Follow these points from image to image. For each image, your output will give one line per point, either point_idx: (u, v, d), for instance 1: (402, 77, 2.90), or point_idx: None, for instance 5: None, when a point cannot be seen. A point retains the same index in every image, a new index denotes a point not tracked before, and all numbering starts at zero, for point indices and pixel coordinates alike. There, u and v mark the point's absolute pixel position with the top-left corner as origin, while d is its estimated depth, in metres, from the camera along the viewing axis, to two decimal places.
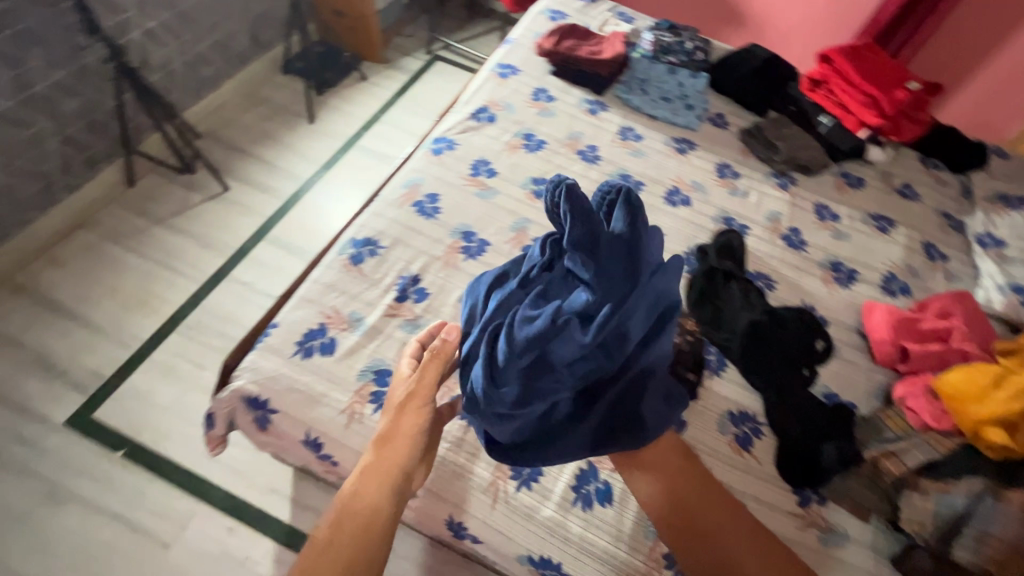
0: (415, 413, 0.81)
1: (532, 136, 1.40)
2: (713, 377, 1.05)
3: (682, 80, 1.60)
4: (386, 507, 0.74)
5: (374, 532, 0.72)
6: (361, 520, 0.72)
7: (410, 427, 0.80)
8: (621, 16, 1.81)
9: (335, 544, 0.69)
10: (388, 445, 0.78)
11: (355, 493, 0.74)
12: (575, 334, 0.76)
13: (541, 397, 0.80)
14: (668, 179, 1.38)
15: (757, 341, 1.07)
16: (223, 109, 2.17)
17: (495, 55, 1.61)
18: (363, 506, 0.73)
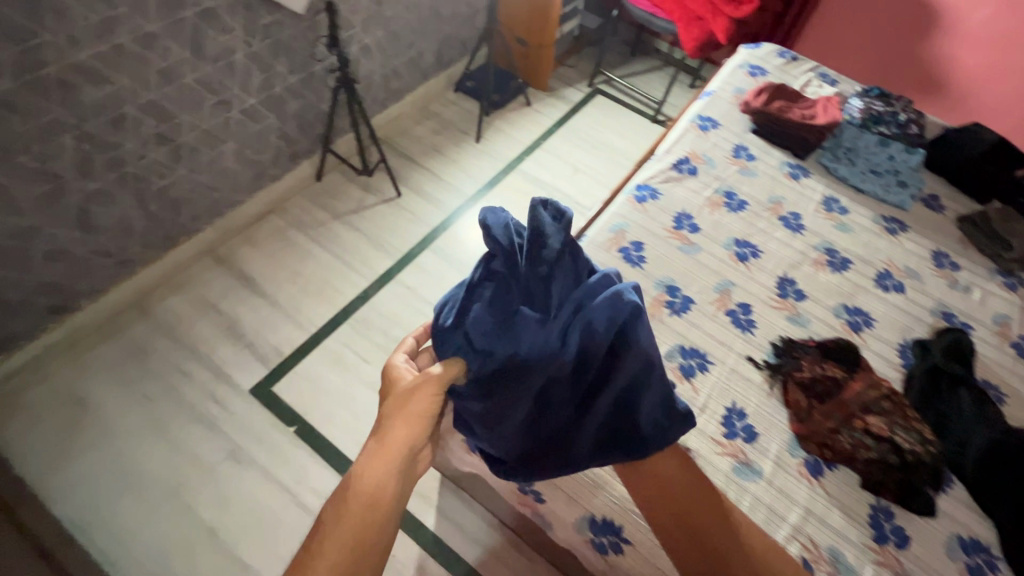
0: (433, 390, 0.68)
1: (732, 194, 1.38)
2: (941, 493, 0.96)
3: (894, 153, 1.51)
4: (389, 499, 0.60)
5: (378, 527, 0.58)
6: (364, 513, 0.58)
7: (422, 405, 0.67)
8: (823, 78, 1.74)
9: (333, 541, 0.55)
10: (400, 429, 0.64)
11: (359, 483, 0.59)
12: (538, 334, 0.72)
13: (514, 400, 0.75)
14: (879, 260, 1.30)
15: (999, 463, 0.96)
16: (401, 119, 2.32)
17: (693, 107, 1.60)
18: (365, 496, 0.59)
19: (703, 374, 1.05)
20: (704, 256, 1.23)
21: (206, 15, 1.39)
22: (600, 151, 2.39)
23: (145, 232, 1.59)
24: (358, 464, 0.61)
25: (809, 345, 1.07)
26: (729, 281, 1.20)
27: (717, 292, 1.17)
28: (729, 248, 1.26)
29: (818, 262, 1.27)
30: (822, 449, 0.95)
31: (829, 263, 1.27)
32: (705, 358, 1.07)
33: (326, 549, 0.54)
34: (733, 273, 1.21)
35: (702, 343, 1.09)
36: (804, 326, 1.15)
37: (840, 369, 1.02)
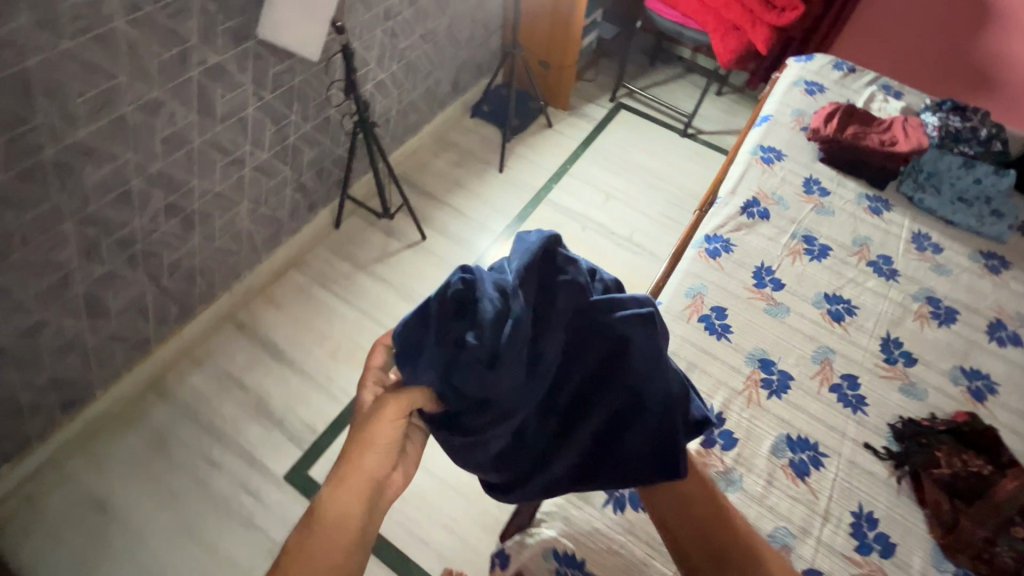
0: (396, 413, 0.59)
1: (812, 238, 1.23)
2: None
3: (981, 176, 1.36)
4: (349, 541, 0.54)
5: (338, 572, 0.52)
6: (322, 558, 0.52)
7: (387, 433, 0.58)
8: (887, 90, 1.59)
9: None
10: (366, 464, 0.57)
11: (319, 528, 0.53)
12: (511, 362, 0.60)
13: (483, 436, 0.64)
14: (985, 308, 1.16)
15: None
16: (418, 153, 2.18)
17: (750, 135, 1.45)
18: (328, 540, 0.53)
19: (818, 471, 0.91)
20: (795, 318, 1.09)
21: (214, 72, 1.24)
22: (631, 173, 2.23)
23: (160, 309, 1.46)
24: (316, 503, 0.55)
25: (939, 429, 0.93)
26: (828, 347, 1.06)
27: (816, 363, 1.03)
28: (820, 306, 1.12)
29: (920, 315, 1.13)
30: (977, 564, 0.81)
31: (933, 316, 1.13)
32: (818, 450, 0.93)
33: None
34: (830, 337, 1.07)
35: (811, 430, 0.95)
36: (921, 399, 1.01)
37: (981, 461, 0.88)
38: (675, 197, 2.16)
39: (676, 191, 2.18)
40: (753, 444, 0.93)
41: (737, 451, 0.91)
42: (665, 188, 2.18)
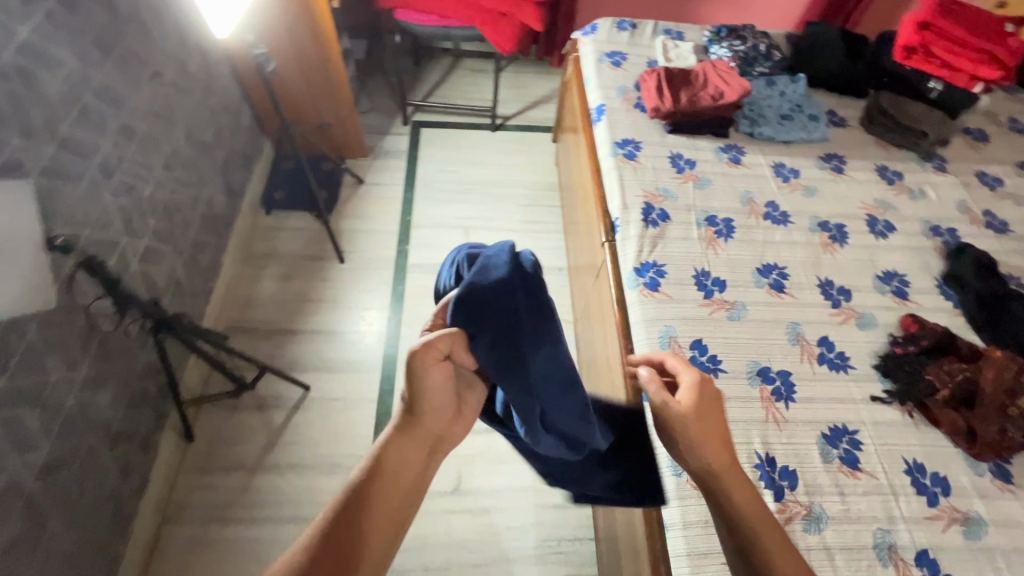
0: (440, 360, 0.61)
1: (713, 217, 1.23)
2: None
3: (784, 88, 1.49)
4: (401, 495, 0.59)
5: (405, 501, 0.59)
6: (378, 502, 0.57)
7: (439, 381, 0.61)
8: (671, 35, 1.63)
9: (356, 529, 0.55)
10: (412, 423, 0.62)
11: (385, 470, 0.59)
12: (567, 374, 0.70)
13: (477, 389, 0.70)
14: (856, 209, 1.29)
15: None
16: (234, 290, 1.72)
17: (597, 135, 1.39)
18: (390, 482, 0.59)
19: (862, 451, 0.94)
20: (754, 310, 1.09)
21: None
22: (472, 192, 2.06)
23: None
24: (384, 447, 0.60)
25: (912, 350, 1.02)
26: (793, 322, 1.08)
27: (795, 345, 1.05)
28: (762, 284, 1.13)
29: (825, 244, 1.22)
30: (999, 453, 0.93)
31: (833, 240, 1.23)
32: (850, 431, 0.96)
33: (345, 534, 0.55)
34: (788, 311, 1.10)
35: (832, 415, 0.98)
36: (877, 325, 1.09)
37: (954, 361, 1.00)
38: (526, 197, 2.06)
39: (522, 190, 2.08)
40: (808, 465, 0.92)
41: (803, 483, 0.89)
42: (512, 193, 2.07)
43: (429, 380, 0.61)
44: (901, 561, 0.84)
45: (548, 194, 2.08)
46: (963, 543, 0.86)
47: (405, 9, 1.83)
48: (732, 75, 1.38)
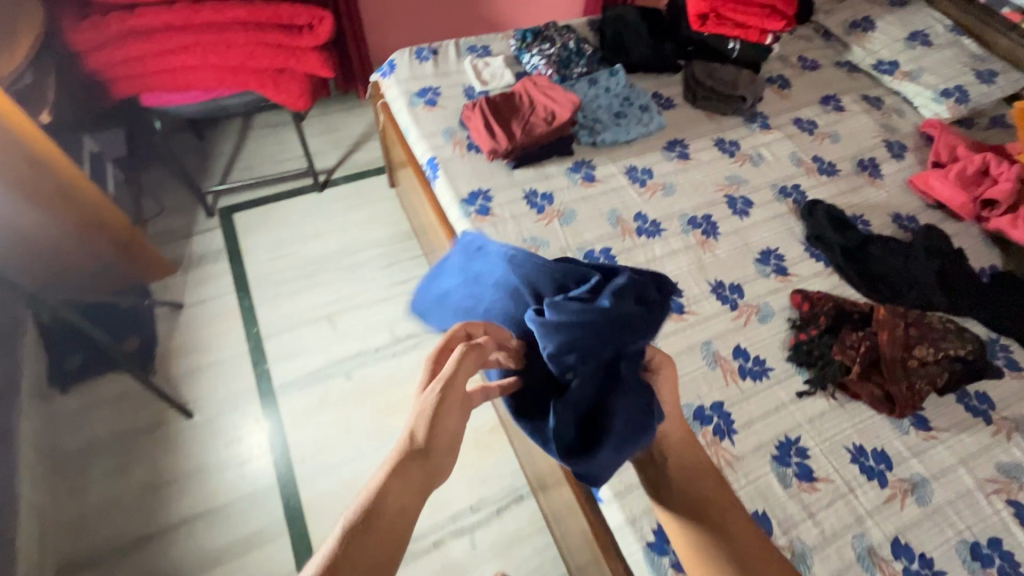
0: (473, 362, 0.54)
1: (592, 252, 1.14)
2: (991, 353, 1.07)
3: (608, 83, 1.42)
4: (413, 523, 0.44)
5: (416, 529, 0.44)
6: (380, 543, 0.41)
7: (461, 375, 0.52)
8: (476, 52, 1.48)
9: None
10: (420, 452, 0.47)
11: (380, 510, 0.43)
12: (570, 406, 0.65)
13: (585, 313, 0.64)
14: (713, 193, 1.28)
15: (944, 281, 1.14)
16: (54, 513, 1.30)
17: (441, 194, 1.21)
18: (390, 522, 0.43)
19: (811, 458, 0.93)
20: (666, 345, 1.02)
21: None
22: (321, 272, 1.78)
23: None
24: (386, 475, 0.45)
25: (815, 333, 1.03)
26: (704, 342, 1.04)
27: (716, 368, 1.01)
28: None
29: (702, 242, 1.19)
30: (917, 405, 0.97)
31: (706, 235, 1.20)
32: (794, 440, 0.94)
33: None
34: (696, 332, 1.05)
35: (774, 430, 0.95)
36: (775, 313, 1.09)
37: (852, 330, 1.03)
38: (383, 256, 1.83)
39: (377, 250, 1.84)
40: (774, 499, 0.88)
41: (777, 523, 0.85)
42: (366, 257, 1.82)
43: (452, 378, 0.51)
44: (882, 562, 0.84)
45: (406, 245, 1.87)
46: (919, 512, 0.89)
47: (151, 91, 1.46)
48: (557, 90, 1.27)
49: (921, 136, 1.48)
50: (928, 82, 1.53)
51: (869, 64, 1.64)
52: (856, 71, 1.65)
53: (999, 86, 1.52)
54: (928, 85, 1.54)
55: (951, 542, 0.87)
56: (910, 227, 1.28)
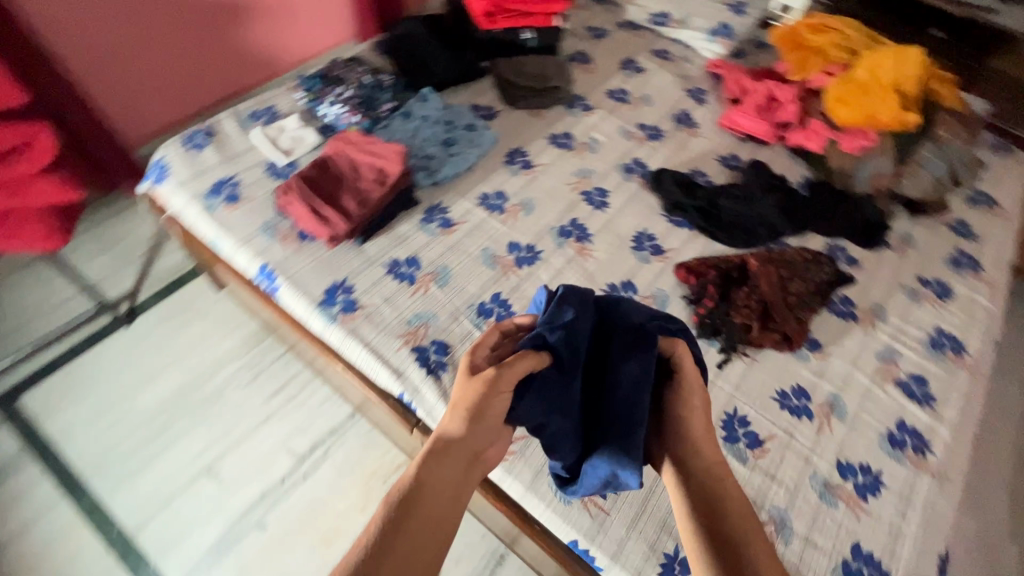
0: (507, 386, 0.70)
1: (483, 305, 1.05)
2: (837, 259, 1.23)
3: (423, 111, 1.30)
4: (443, 523, 0.61)
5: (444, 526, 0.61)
6: (423, 530, 0.59)
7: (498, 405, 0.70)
8: (262, 118, 1.26)
9: (409, 528, 0.58)
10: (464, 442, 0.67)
11: (430, 486, 0.63)
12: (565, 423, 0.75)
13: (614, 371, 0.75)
14: (569, 195, 1.26)
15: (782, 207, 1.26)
16: None
17: (290, 305, 1.02)
18: (439, 493, 0.63)
19: (752, 423, 0.98)
20: None
21: None
22: (172, 422, 1.44)
23: None
24: (435, 457, 0.65)
25: (712, 304, 1.08)
26: None
27: None
28: None
29: (580, 250, 1.16)
30: (806, 332, 1.08)
31: (581, 240, 1.18)
32: (733, 414, 0.98)
33: (403, 528, 0.58)
34: None
35: (714, 413, 0.98)
36: (669, 296, 1.12)
37: (738, 288, 1.10)
38: (243, 371, 1.53)
39: (232, 367, 1.53)
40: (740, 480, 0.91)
41: (752, 502, 0.89)
42: (222, 382, 1.51)
43: (493, 394, 0.69)
44: (838, 489, 0.93)
45: (264, 347, 1.58)
46: (845, 429, 1.00)
47: None
48: (376, 142, 1.13)
49: (711, 77, 1.61)
50: (698, 26, 1.66)
51: (646, 19, 1.73)
52: (637, 29, 1.73)
53: (751, 14, 1.70)
54: (699, 28, 1.66)
55: (874, 442, 0.99)
56: (737, 165, 1.39)
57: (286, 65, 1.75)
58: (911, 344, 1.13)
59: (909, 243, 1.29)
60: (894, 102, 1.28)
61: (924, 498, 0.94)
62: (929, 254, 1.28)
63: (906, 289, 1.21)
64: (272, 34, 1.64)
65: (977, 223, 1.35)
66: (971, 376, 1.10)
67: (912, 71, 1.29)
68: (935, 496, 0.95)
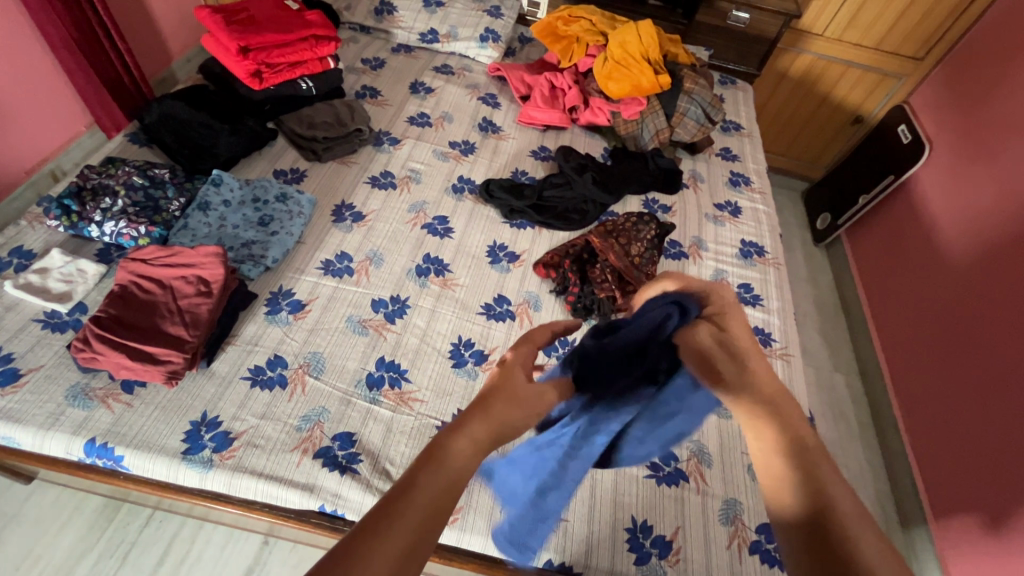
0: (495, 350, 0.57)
1: (372, 376, 0.99)
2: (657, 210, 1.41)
3: (223, 199, 1.16)
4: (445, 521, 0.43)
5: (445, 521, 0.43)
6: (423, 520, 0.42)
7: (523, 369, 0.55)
8: (13, 265, 1.01)
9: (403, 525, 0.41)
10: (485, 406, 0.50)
11: (441, 464, 0.45)
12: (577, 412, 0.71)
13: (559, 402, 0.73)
14: (412, 232, 1.24)
15: (603, 180, 1.39)
16: None
17: (146, 471, 0.84)
18: (451, 471, 0.45)
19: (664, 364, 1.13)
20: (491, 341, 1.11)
21: None
22: None
23: None
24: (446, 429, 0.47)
25: (577, 289, 1.17)
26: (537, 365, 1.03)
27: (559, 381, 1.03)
28: (472, 369, 1.03)
29: (442, 283, 1.16)
30: (657, 282, 1.23)
31: (441, 273, 1.17)
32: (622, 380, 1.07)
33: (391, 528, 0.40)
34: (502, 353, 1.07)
35: None
36: (539, 295, 1.18)
37: (593, 266, 1.21)
38: (105, 559, 1.20)
39: (87, 563, 1.19)
40: None
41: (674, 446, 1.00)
42: None
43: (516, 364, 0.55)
44: None
45: (121, 520, 1.25)
46: None
47: None
48: (189, 251, 0.99)
49: (495, 80, 1.71)
50: (466, 36, 1.74)
51: (416, 40, 1.75)
52: (411, 50, 1.74)
53: (508, 15, 1.81)
54: (469, 37, 1.74)
55: None
56: (548, 156, 1.50)
57: (9, 181, 1.39)
58: (730, 260, 1.35)
59: (698, 179, 1.54)
60: (650, 70, 1.49)
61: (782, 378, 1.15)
62: (715, 183, 1.54)
63: (710, 217, 1.44)
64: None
65: (735, 147, 1.66)
66: (776, 269, 1.37)
67: (649, 40, 1.50)
68: (789, 373, 1.16)
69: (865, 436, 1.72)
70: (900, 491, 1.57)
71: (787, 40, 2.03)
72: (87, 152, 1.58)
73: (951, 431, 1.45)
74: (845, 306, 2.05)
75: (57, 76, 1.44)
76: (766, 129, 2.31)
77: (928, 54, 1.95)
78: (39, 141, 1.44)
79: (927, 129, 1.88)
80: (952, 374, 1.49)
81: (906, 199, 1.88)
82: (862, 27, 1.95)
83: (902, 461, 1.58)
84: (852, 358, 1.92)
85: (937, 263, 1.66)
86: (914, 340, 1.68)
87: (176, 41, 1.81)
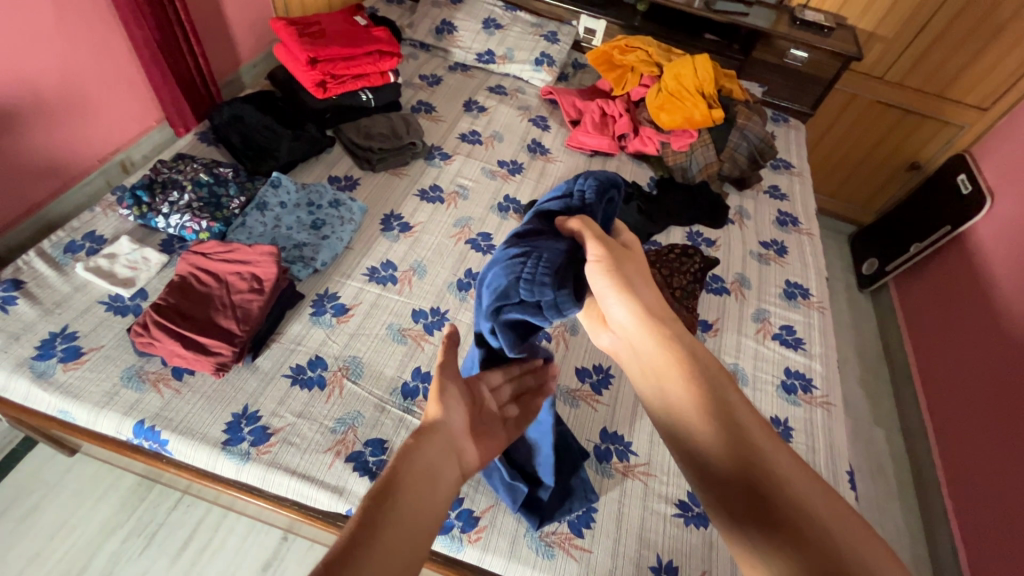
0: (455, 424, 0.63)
1: (408, 384, 1.01)
2: (703, 246, 1.40)
3: (279, 204, 1.21)
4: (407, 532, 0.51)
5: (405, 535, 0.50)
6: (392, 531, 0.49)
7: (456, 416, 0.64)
8: (83, 249, 1.07)
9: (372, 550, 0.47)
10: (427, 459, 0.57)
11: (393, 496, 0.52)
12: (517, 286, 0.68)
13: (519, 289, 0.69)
14: (456, 246, 1.26)
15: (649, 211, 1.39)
16: None
17: (187, 457, 0.87)
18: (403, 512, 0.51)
19: None
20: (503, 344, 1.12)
21: None
22: None
23: None
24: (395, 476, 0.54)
25: None
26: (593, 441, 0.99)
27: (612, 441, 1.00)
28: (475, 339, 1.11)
29: None
30: (697, 317, 1.21)
31: None
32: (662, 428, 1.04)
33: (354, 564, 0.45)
34: None
35: (649, 417, 1.05)
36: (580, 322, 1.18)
37: None
38: (133, 538, 1.23)
39: (116, 540, 1.23)
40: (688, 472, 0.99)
41: None
42: (108, 561, 1.20)
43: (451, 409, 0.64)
44: None
45: (152, 500, 1.29)
46: (752, 391, 1.14)
47: None
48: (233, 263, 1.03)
49: (547, 103, 1.73)
50: (522, 58, 1.77)
51: (473, 61, 1.80)
52: (468, 69, 1.79)
53: (564, 41, 1.85)
54: (525, 61, 1.77)
55: (774, 394, 1.15)
56: None
57: (84, 168, 1.49)
58: (773, 301, 1.32)
59: (744, 215, 1.52)
60: (704, 103, 1.49)
61: (822, 428, 1.11)
62: (762, 220, 1.52)
63: (755, 254, 1.42)
64: (46, 140, 1.35)
65: (784, 185, 1.64)
66: (820, 313, 1.33)
67: (705, 74, 1.50)
68: (829, 423, 1.12)
69: (903, 494, 1.64)
70: (939, 558, 1.48)
71: (844, 81, 2.00)
72: (157, 145, 1.68)
73: (1001, 500, 1.36)
74: (889, 356, 1.97)
75: (136, 73, 1.54)
76: (815, 168, 2.27)
77: (994, 104, 1.89)
78: (114, 131, 1.54)
79: (989, 180, 1.81)
80: (1002, 438, 1.41)
81: (962, 251, 1.81)
82: (925, 73, 1.91)
83: (944, 527, 1.50)
84: (892, 412, 1.84)
85: (992, 320, 1.59)
86: (963, 398, 1.59)
87: (248, 47, 1.92)
